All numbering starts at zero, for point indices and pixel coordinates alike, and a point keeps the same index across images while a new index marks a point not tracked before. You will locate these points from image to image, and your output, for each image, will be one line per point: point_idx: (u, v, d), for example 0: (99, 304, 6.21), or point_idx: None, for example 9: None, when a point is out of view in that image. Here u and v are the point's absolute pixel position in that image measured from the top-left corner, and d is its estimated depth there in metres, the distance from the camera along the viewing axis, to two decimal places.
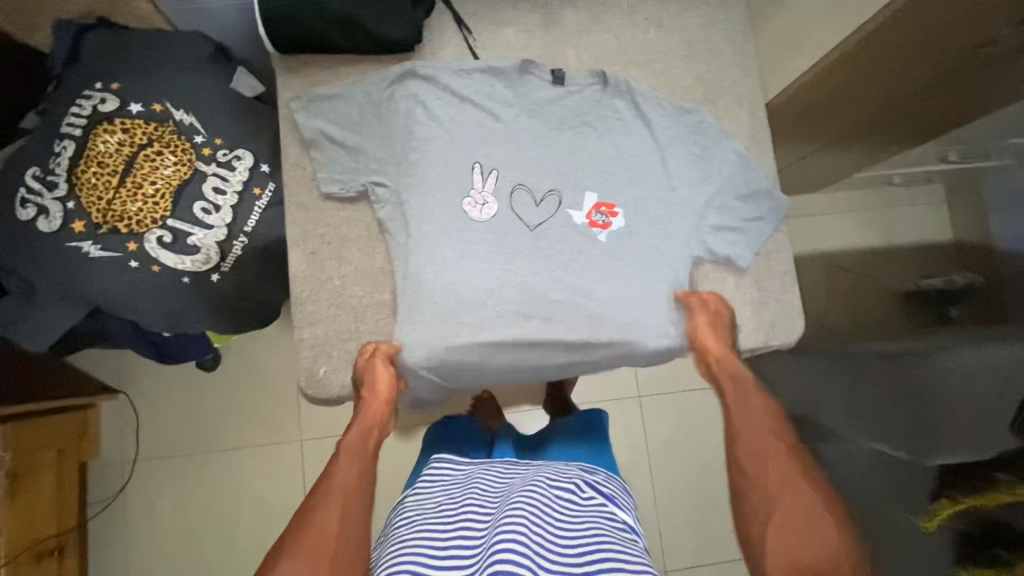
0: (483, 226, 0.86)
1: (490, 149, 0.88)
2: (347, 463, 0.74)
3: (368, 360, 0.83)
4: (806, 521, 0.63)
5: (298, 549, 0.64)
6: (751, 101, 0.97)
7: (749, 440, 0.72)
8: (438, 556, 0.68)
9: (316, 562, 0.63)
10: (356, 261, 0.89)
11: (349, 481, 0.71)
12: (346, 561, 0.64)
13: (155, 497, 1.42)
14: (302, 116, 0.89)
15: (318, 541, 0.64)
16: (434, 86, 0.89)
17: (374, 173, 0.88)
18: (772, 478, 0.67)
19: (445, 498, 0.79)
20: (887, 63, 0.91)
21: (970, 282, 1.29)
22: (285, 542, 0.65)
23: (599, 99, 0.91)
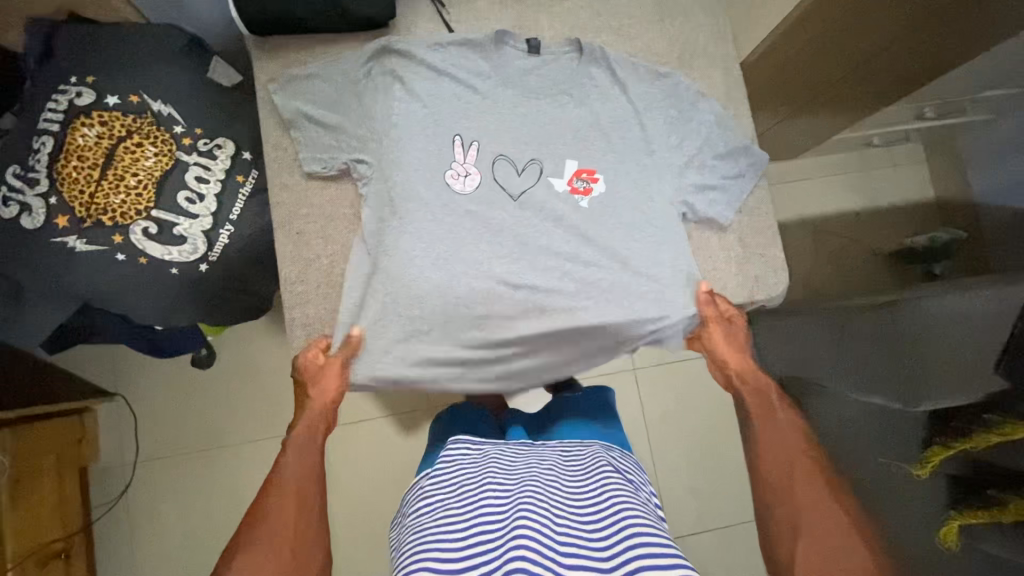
0: (467, 199, 0.86)
1: (471, 121, 0.88)
2: (297, 453, 0.77)
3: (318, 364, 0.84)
4: (834, 541, 0.65)
5: (260, 537, 0.66)
6: (725, 60, 0.97)
7: (772, 460, 0.75)
8: (457, 541, 0.69)
9: (279, 544, 0.66)
10: (343, 239, 0.89)
11: (300, 468, 0.75)
12: (308, 540, 0.67)
13: (158, 496, 1.42)
14: (279, 98, 0.89)
15: (276, 526, 0.68)
16: (411, 62, 0.89)
17: (355, 150, 0.87)
18: (801, 479, 0.71)
19: (464, 480, 0.80)
20: (852, 19, 0.96)
21: (954, 236, 1.34)
22: (245, 532, 0.67)
23: (576, 67, 0.91)
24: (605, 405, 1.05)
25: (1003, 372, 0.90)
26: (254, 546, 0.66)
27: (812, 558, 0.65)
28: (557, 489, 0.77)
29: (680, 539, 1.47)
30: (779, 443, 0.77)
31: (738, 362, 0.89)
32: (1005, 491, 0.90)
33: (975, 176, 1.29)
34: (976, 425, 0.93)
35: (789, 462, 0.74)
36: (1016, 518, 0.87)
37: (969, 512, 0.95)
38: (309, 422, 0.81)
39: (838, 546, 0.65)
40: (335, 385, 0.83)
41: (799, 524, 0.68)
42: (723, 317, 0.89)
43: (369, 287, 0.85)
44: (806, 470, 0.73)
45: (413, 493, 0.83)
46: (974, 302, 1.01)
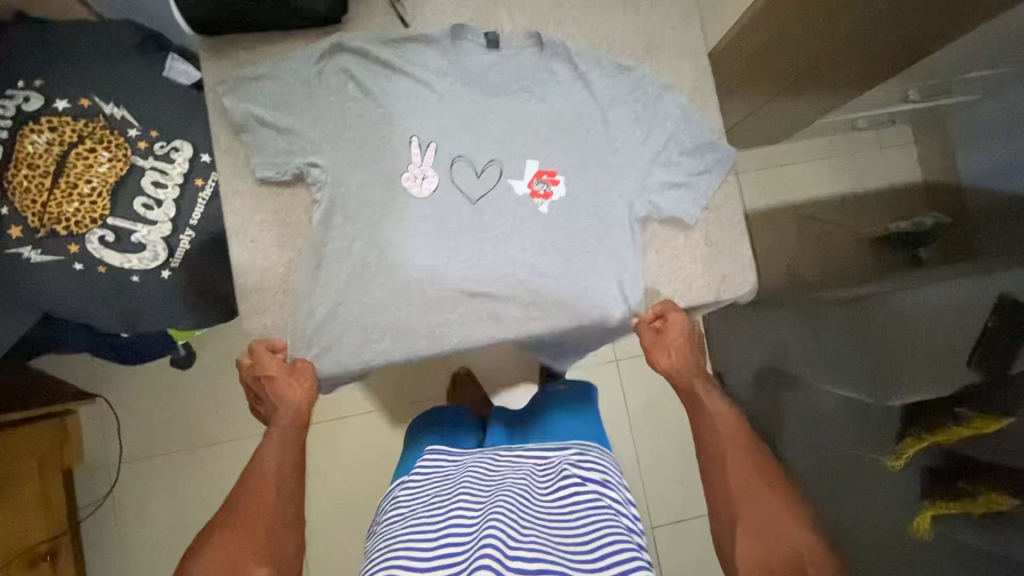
0: (424, 202, 0.85)
1: (427, 121, 0.86)
2: (273, 443, 0.74)
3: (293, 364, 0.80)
4: (767, 535, 0.65)
5: (231, 524, 0.65)
6: (694, 51, 0.90)
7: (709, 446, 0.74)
8: (427, 551, 0.70)
9: (254, 532, 0.64)
10: (298, 246, 0.85)
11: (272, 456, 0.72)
12: (281, 535, 0.66)
13: (144, 496, 1.43)
14: (229, 100, 0.84)
15: (250, 512, 0.66)
16: (365, 59, 0.86)
17: (309, 154, 0.84)
18: (737, 467, 0.70)
19: (435, 492, 0.80)
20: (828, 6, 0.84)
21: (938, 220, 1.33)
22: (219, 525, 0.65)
23: (537, 61, 0.88)
24: (591, 404, 1.01)
25: (977, 365, 0.93)
26: (228, 532, 0.64)
27: (750, 548, 0.64)
28: (528, 502, 0.77)
29: (661, 528, 1.48)
30: (711, 442, 0.74)
31: (667, 361, 0.84)
32: (974, 482, 0.89)
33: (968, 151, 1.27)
34: (947, 419, 0.95)
35: (723, 449, 0.73)
36: (983, 509, 0.85)
37: (943, 501, 0.93)
38: (285, 414, 0.77)
39: (771, 534, 0.65)
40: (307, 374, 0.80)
41: (737, 516, 0.67)
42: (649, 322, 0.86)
43: (322, 296, 0.82)
44: (740, 455, 0.71)
45: (388, 503, 0.84)
46: (944, 298, 1.03)
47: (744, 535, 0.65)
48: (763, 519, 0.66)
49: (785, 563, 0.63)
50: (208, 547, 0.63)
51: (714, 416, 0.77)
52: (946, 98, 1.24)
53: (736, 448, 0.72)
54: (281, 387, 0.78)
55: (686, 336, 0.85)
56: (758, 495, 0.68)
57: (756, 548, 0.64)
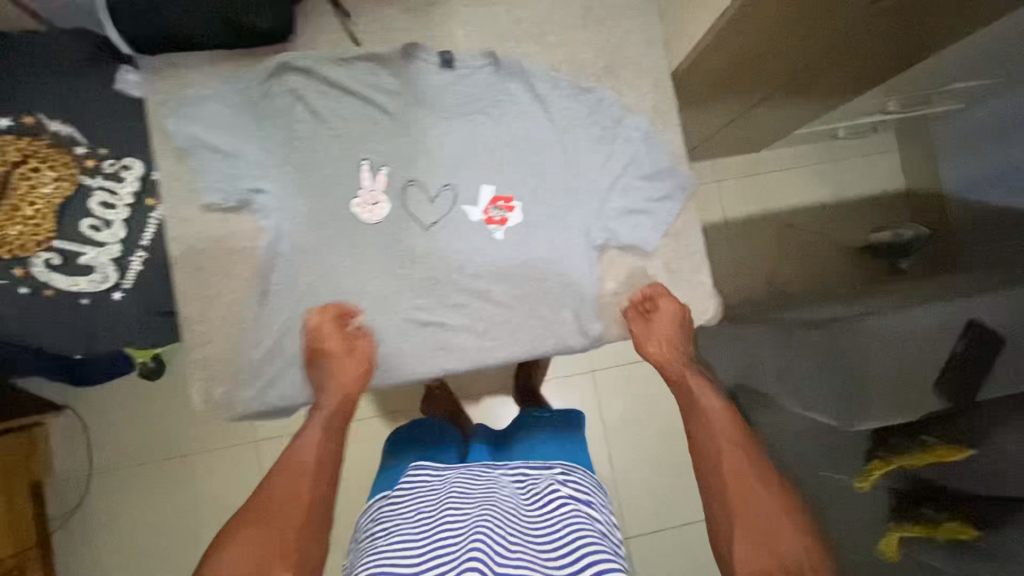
0: (375, 229, 0.82)
1: (379, 144, 0.83)
2: (313, 436, 0.72)
3: (351, 334, 0.79)
4: (764, 536, 0.62)
5: (252, 518, 0.62)
6: (656, 71, 0.88)
7: (709, 441, 0.73)
8: (411, 565, 0.65)
9: (280, 530, 0.61)
10: (245, 274, 0.82)
11: (303, 452, 0.70)
12: (310, 532, 0.62)
13: (115, 511, 1.28)
14: (172, 123, 0.81)
15: (273, 507, 0.63)
16: (313, 79, 0.83)
17: (255, 179, 0.81)
18: (732, 468, 0.69)
19: (424, 506, 0.75)
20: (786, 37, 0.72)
21: (919, 234, 1.29)
22: (250, 516, 0.62)
23: (494, 82, 0.85)
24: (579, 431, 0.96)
25: (945, 392, 0.88)
26: (251, 523, 0.61)
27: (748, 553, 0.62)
28: (514, 517, 0.72)
29: (635, 539, 1.46)
30: (706, 440, 0.74)
31: (660, 352, 0.83)
32: (939, 509, 0.84)
33: (950, 161, 1.24)
34: (915, 444, 0.89)
35: (719, 450, 0.72)
36: (950, 538, 0.80)
37: (914, 524, 0.86)
38: (329, 407, 0.75)
39: (768, 537, 0.62)
40: (362, 368, 0.79)
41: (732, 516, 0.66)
42: (641, 312, 0.85)
43: (271, 326, 0.81)
44: (739, 458, 0.71)
45: (368, 519, 0.79)
46: (912, 322, 0.95)
47: (740, 537, 0.64)
48: (764, 520, 0.64)
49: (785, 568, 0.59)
50: (227, 543, 0.60)
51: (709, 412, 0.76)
52: (922, 109, 1.20)
53: (732, 447, 0.72)
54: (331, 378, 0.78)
55: (676, 325, 0.84)
56: (752, 495, 0.67)
57: (753, 550, 0.62)
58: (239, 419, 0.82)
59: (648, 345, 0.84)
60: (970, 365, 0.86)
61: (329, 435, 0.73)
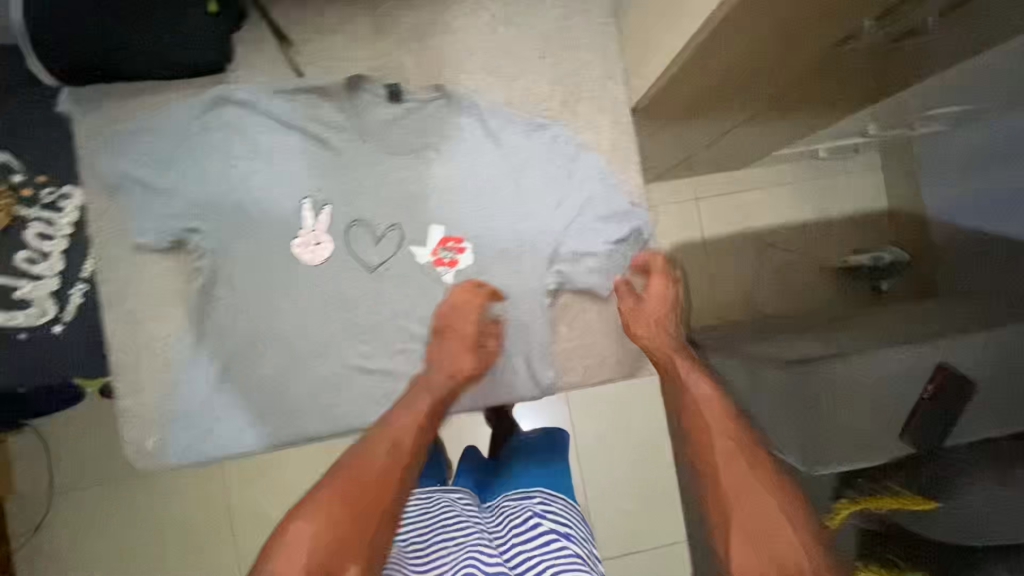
0: (317, 271, 0.79)
1: (322, 181, 0.79)
2: (411, 415, 0.74)
3: (452, 314, 0.78)
4: (764, 538, 0.64)
5: (342, 491, 0.65)
6: (616, 106, 0.84)
7: (709, 430, 0.75)
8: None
9: (362, 512, 0.64)
10: (179, 318, 0.78)
11: (402, 431, 0.72)
12: (385, 520, 0.65)
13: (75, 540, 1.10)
14: (101, 159, 0.77)
15: (361, 485, 0.66)
16: (253, 112, 0.78)
17: (189, 219, 0.77)
18: (729, 463, 0.71)
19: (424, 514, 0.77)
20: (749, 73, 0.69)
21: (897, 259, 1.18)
22: (336, 488, 0.66)
23: (445, 117, 0.80)
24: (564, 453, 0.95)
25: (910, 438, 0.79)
26: (338, 498, 0.65)
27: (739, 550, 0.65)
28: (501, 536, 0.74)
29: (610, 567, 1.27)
30: (700, 437, 0.76)
31: (644, 331, 0.81)
32: (904, 557, 0.78)
33: (932, 180, 1.06)
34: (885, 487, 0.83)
35: (720, 442, 0.73)
36: None
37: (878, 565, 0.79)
38: (431, 387, 0.76)
39: (760, 533, 0.64)
40: (486, 360, 0.80)
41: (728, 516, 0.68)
42: (626, 289, 0.83)
43: (207, 373, 0.78)
44: (734, 452, 0.72)
45: None
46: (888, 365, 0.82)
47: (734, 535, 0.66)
48: (754, 513, 0.66)
49: (780, 567, 0.61)
50: (312, 512, 0.64)
51: (697, 399, 0.78)
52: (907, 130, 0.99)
53: (727, 443, 0.73)
54: (450, 359, 0.78)
55: (664, 305, 0.83)
56: (752, 492, 0.68)
57: (755, 557, 0.63)
58: (173, 469, 0.78)
59: (636, 326, 0.81)
60: (926, 410, 0.78)
61: (429, 423, 0.74)
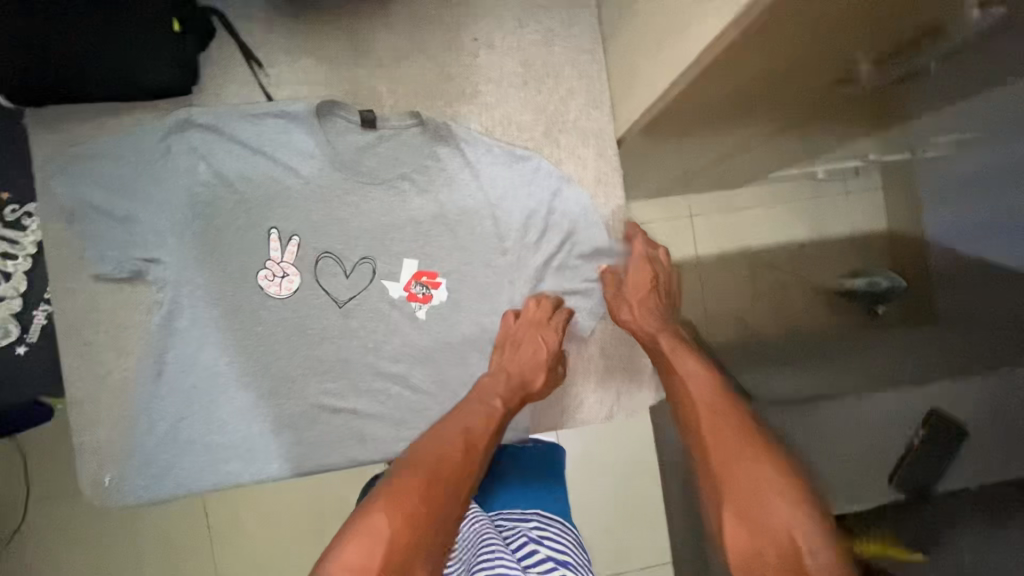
0: (283, 304, 0.75)
1: (290, 211, 0.76)
2: (484, 413, 0.70)
3: (535, 326, 0.76)
4: (755, 515, 0.58)
5: (422, 480, 0.60)
6: (600, 137, 0.81)
7: (695, 405, 0.68)
8: None
9: (429, 504, 0.58)
10: (136, 351, 0.75)
11: (475, 425, 0.68)
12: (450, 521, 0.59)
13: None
14: (58, 183, 0.73)
15: (439, 477, 0.61)
16: (220, 137, 0.75)
17: (149, 247, 0.74)
18: (719, 440, 0.64)
19: None
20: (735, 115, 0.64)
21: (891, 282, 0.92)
22: (408, 479, 0.60)
23: (420, 145, 0.77)
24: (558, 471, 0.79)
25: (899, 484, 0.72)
26: (407, 488, 0.59)
27: (738, 535, 0.59)
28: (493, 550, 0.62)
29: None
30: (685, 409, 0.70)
31: (631, 316, 0.77)
32: None
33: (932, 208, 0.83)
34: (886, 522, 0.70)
35: (712, 417, 0.66)
36: None
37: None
38: (502, 387, 0.73)
39: (755, 513, 0.58)
40: (553, 377, 0.78)
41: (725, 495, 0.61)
42: (618, 282, 0.79)
43: (164, 410, 0.74)
44: (730, 428, 0.65)
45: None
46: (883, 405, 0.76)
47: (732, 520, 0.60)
48: (752, 491, 0.59)
49: (777, 546, 0.56)
50: (378, 503, 0.58)
51: (684, 378, 0.71)
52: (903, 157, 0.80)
53: (709, 417, 0.66)
54: (522, 368, 0.75)
55: (653, 286, 0.78)
56: (739, 462, 0.61)
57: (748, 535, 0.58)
58: (129, 507, 0.75)
59: (621, 313, 0.77)
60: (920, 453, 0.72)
61: (502, 424, 0.70)
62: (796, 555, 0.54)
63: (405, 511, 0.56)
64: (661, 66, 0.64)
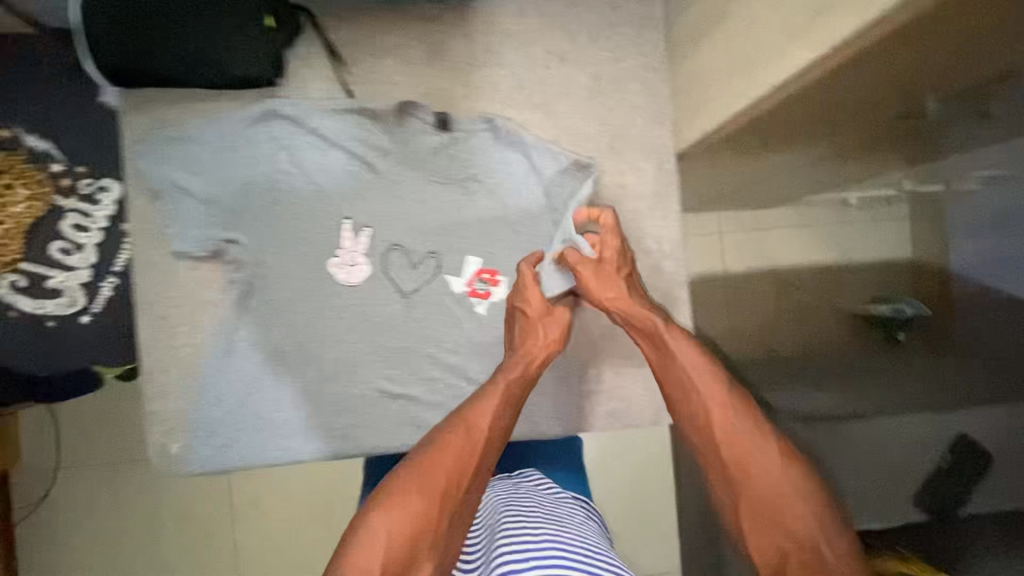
0: (353, 292, 0.79)
1: (364, 203, 0.79)
2: (485, 405, 0.66)
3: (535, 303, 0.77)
4: (775, 515, 0.59)
5: (418, 481, 0.57)
6: (660, 152, 0.85)
7: (702, 392, 0.68)
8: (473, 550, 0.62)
9: (430, 502, 0.56)
10: (210, 326, 0.79)
11: (480, 417, 0.65)
12: (461, 515, 0.58)
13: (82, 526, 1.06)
14: (145, 163, 0.76)
15: (437, 475, 0.58)
16: (301, 128, 0.79)
17: (229, 229, 0.77)
18: (728, 434, 0.64)
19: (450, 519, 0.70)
20: None
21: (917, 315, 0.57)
22: (405, 478, 0.58)
23: (489, 149, 0.81)
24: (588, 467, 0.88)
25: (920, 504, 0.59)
26: (404, 488, 0.57)
27: (759, 532, 0.59)
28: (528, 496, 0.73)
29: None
30: (697, 399, 0.68)
31: (611, 294, 0.75)
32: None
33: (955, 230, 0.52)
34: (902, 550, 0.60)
35: (723, 413, 0.66)
36: None
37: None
38: (507, 376, 0.71)
39: (773, 508, 0.59)
40: (555, 340, 0.75)
41: (741, 491, 0.61)
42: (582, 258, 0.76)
43: (234, 384, 0.78)
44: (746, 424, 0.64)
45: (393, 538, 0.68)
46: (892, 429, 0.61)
47: (749, 521, 0.60)
48: (772, 489, 0.60)
49: (797, 546, 0.56)
50: (381, 504, 0.56)
51: (682, 363, 0.70)
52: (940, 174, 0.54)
53: (722, 410, 0.66)
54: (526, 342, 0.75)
55: (626, 263, 0.78)
56: (761, 460, 0.62)
57: (763, 531, 0.59)
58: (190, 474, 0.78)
59: (605, 292, 0.75)
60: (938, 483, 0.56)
61: (505, 406, 0.67)
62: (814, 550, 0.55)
63: (405, 509, 0.55)
64: (735, 88, 0.68)
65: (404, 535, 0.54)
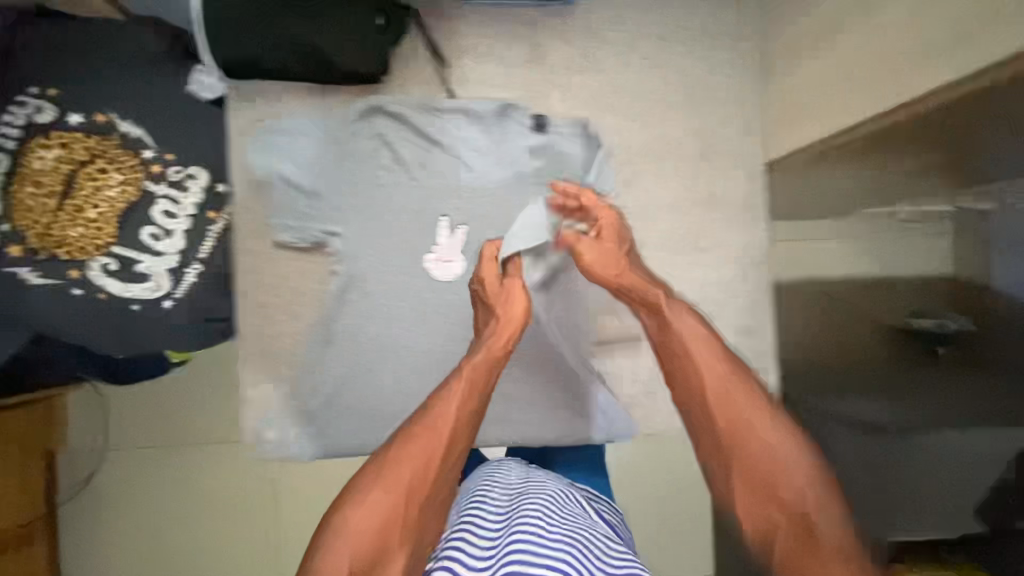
0: (448, 288, 0.80)
1: (462, 201, 0.81)
2: (450, 396, 0.59)
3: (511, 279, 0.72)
4: (775, 492, 0.54)
5: (383, 477, 0.51)
6: (750, 161, 0.86)
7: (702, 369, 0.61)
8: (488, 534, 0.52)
9: (395, 498, 0.50)
10: (309, 316, 0.81)
11: (444, 408, 0.57)
12: (430, 510, 0.51)
13: None
14: (251, 153, 0.78)
15: (401, 473, 0.51)
16: (402, 125, 0.81)
17: (330, 221, 0.79)
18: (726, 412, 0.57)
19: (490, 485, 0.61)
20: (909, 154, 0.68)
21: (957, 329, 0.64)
22: (366, 476, 0.52)
23: (583, 152, 0.82)
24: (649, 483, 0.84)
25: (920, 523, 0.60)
26: (366, 489, 0.51)
27: (750, 506, 0.55)
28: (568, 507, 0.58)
29: None
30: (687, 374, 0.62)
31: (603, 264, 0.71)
32: None
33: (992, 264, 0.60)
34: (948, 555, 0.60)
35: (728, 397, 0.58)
36: None
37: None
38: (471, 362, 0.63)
39: (772, 484, 0.54)
40: (516, 325, 0.68)
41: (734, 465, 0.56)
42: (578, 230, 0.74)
43: (330, 374, 0.80)
44: (750, 401, 0.59)
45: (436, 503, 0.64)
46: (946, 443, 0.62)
47: (744, 498, 0.55)
48: (772, 466, 0.54)
49: (794, 515, 0.53)
50: (351, 503, 0.50)
51: (683, 335, 0.65)
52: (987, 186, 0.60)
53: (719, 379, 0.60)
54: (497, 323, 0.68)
55: (621, 236, 0.75)
56: (766, 439, 0.56)
57: (757, 505, 0.54)
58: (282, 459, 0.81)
59: (604, 265, 0.71)
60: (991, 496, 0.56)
61: (469, 397, 0.60)
62: (811, 524, 0.52)
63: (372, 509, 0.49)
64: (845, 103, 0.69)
65: (369, 536, 0.48)
